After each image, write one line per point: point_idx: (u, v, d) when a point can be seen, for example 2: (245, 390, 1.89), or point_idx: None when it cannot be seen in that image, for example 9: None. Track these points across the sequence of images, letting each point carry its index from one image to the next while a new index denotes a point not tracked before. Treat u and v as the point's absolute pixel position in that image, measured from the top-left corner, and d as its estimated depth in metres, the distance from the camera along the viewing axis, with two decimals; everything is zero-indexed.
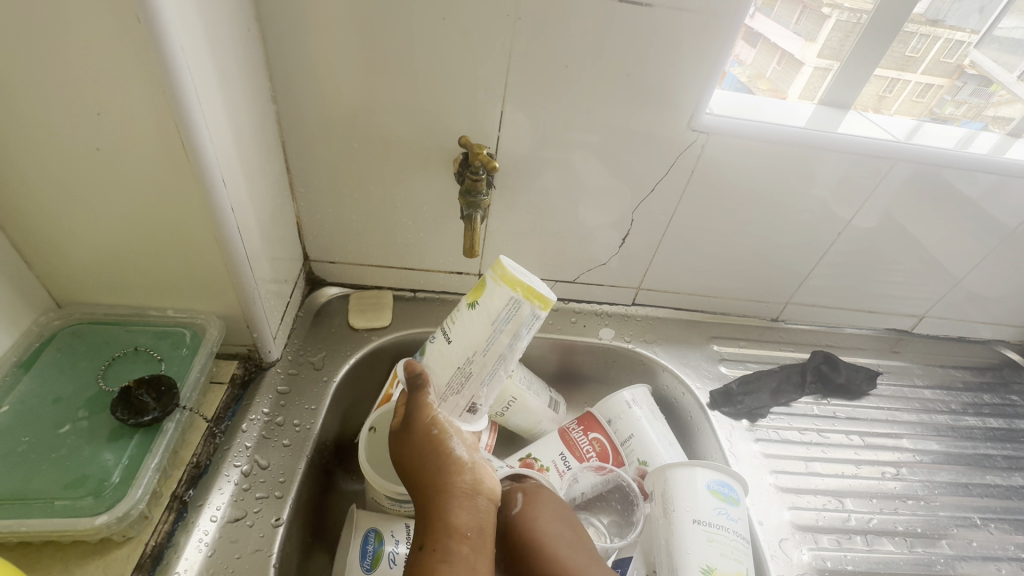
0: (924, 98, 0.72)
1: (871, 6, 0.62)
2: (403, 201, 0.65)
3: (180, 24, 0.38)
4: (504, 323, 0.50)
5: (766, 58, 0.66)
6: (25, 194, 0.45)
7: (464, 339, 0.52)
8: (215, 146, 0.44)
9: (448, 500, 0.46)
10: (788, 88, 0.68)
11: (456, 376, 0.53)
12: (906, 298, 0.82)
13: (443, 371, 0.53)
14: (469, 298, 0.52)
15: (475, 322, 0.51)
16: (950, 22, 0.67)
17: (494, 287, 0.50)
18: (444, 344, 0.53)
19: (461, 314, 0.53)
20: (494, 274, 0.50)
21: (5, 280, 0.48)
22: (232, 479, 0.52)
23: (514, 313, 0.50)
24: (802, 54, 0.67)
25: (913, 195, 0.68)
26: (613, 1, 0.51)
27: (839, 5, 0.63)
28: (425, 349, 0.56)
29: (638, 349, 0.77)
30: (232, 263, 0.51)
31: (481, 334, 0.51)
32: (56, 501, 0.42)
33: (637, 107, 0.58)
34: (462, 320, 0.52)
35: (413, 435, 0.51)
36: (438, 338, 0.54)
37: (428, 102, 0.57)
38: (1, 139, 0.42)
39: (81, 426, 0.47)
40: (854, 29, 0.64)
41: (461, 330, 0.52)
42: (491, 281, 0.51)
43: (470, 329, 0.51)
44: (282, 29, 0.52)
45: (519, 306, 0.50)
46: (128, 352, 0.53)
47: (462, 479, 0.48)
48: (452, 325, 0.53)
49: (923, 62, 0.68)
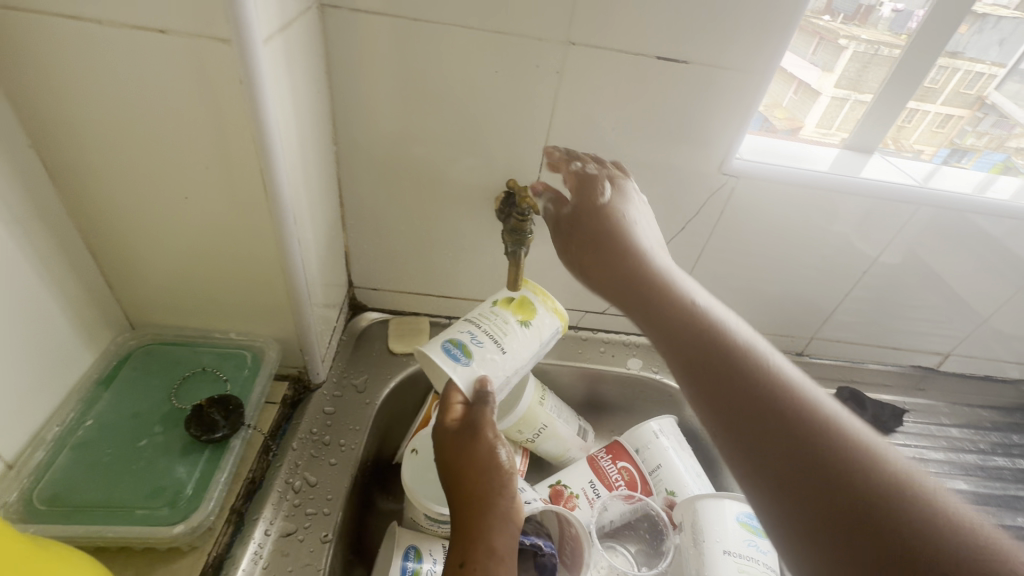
0: (944, 128, 0.73)
1: (887, 37, 0.64)
2: (446, 234, 0.69)
3: (273, 85, 0.43)
4: (546, 344, 0.60)
5: (783, 87, 0.68)
6: (119, 227, 0.50)
7: (521, 352, 0.57)
8: (290, 187, 0.49)
9: (497, 516, 0.45)
10: (804, 117, 0.71)
11: (505, 383, 0.56)
12: (931, 336, 0.83)
13: (499, 378, 0.55)
14: (522, 316, 0.58)
15: (528, 339, 0.58)
16: (970, 54, 0.67)
17: (547, 314, 0.60)
18: (503, 354, 0.55)
19: (513, 327, 0.57)
20: (545, 303, 0.60)
21: (92, 302, 0.53)
22: (284, 495, 0.55)
23: (553, 338, 0.61)
24: (819, 84, 0.68)
25: (938, 236, 0.70)
26: (651, 57, 0.55)
27: (856, 36, 0.65)
28: (467, 352, 0.54)
29: (665, 380, 0.79)
30: (294, 291, 0.55)
31: (531, 350, 0.58)
32: (136, 510, 0.46)
33: (670, 149, 0.62)
34: (517, 334, 0.57)
35: (472, 444, 0.49)
36: (494, 346, 0.55)
37: (476, 145, 0.61)
38: (107, 179, 0.47)
39: (157, 440, 0.51)
40: (872, 60, 0.65)
41: (518, 344, 0.57)
42: (543, 308, 0.60)
43: (523, 343, 0.57)
44: (347, 79, 0.57)
45: (556, 334, 0.61)
46: (196, 372, 0.57)
47: (508, 498, 0.47)
48: (506, 336, 0.56)
49: (942, 92, 0.69)
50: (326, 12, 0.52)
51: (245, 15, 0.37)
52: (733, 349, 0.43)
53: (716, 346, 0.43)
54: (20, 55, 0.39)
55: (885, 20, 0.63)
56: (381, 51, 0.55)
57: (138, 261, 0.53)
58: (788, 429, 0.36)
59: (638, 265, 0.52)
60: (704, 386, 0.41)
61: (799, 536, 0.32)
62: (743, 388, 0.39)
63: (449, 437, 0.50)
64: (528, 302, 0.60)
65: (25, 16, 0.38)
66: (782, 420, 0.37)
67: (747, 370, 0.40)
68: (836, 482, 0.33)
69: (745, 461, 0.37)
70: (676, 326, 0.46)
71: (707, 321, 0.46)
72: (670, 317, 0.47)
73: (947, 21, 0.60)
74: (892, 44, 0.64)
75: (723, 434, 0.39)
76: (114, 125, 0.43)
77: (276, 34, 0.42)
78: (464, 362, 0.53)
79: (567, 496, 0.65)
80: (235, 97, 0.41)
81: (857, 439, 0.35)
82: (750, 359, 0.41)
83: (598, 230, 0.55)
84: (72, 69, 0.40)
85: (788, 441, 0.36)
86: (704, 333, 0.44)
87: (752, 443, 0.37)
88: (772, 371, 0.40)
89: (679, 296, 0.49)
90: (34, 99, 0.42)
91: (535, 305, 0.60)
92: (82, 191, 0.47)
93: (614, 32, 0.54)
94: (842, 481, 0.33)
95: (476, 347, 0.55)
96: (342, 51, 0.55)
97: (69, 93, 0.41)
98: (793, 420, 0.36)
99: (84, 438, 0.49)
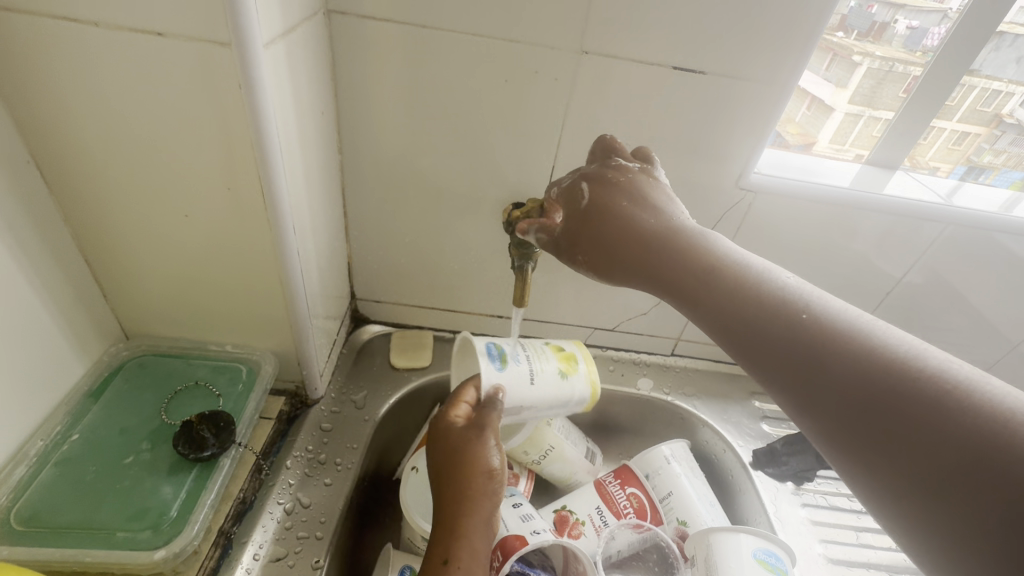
0: (960, 145, 0.69)
1: (902, 54, 0.61)
2: (451, 247, 0.67)
3: (274, 90, 0.41)
4: (567, 405, 0.59)
5: (796, 105, 0.64)
6: (113, 235, 0.49)
7: (546, 396, 0.57)
8: (290, 196, 0.47)
9: (478, 518, 0.46)
10: (818, 133, 0.68)
11: (514, 407, 0.56)
12: (958, 360, 0.79)
13: (516, 402, 0.55)
14: (563, 366, 0.59)
15: (556, 386, 0.58)
16: (986, 71, 0.62)
17: (583, 382, 0.60)
18: (528, 384, 0.56)
19: (550, 368, 0.58)
20: (589, 369, 0.61)
21: (85, 312, 0.51)
22: (275, 517, 0.53)
23: (574, 405, 0.60)
24: (833, 100, 0.65)
25: (966, 256, 0.67)
26: (667, 68, 0.53)
27: (871, 53, 0.62)
28: (502, 359, 0.56)
29: (677, 402, 0.76)
30: (292, 303, 0.53)
31: (553, 399, 0.58)
32: (117, 533, 0.44)
33: (685, 162, 0.60)
34: (550, 377, 0.58)
35: (474, 439, 0.50)
36: (526, 373, 0.56)
37: (483, 155, 0.60)
38: (101, 185, 0.45)
39: (143, 458, 0.49)
40: (886, 77, 0.63)
41: (547, 387, 0.57)
42: (583, 372, 0.61)
43: (551, 386, 0.58)
44: (353, 87, 0.56)
45: (578, 406, 0.61)
46: (189, 386, 0.56)
47: (492, 501, 0.48)
48: (540, 371, 0.58)
49: (958, 110, 0.65)
50: (332, 18, 0.51)
51: (245, 18, 0.36)
52: (807, 319, 0.36)
53: (775, 315, 0.37)
54: (13, 57, 0.38)
55: (899, 36, 0.61)
56: (388, 59, 0.53)
57: (132, 270, 0.51)
58: (890, 399, 0.31)
59: (668, 241, 0.43)
60: (785, 374, 0.36)
61: (921, 506, 0.29)
62: (800, 350, 0.35)
63: (450, 433, 0.51)
64: (576, 361, 0.61)
65: (20, 18, 0.36)
66: (861, 384, 0.32)
67: (827, 343, 0.34)
68: (946, 447, 0.28)
69: (831, 439, 0.33)
70: (727, 316, 0.39)
71: (769, 288, 0.38)
72: (728, 304, 0.39)
73: (967, 37, 0.57)
74: (907, 61, 0.61)
75: (807, 413, 0.35)
76: (109, 131, 0.42)
77: (278, 38, 0.41)
78: (495, 363, 0.56)
79: (573, 523, 0.61)
80: (234, 102, 0.40)
81: (976, 402, 0.29)
82: (831, 322, 0.35)
83: (609, 221, 0.45)
84: (64, 75, 0.39)
85: (838, 392, 0.33)
86: (767, 304, 0.38)
87: (850, 418, 0.32)
88: (854, 331, 0.34)
89: (725, 262, 0.41)
90: (28, 103, 0.41)
91: (579, 368, 0.61)
92: (76, 198, 0.46)
93: (629, 41, 0.52)
94: (962, 442, 0.28)
95: (512, 363, 0.56)
96: (348, 57, 0.54)
97: (64, 97, 0.40)
98: (890, 377, 0.31)
99: (68, 454, 0.48)
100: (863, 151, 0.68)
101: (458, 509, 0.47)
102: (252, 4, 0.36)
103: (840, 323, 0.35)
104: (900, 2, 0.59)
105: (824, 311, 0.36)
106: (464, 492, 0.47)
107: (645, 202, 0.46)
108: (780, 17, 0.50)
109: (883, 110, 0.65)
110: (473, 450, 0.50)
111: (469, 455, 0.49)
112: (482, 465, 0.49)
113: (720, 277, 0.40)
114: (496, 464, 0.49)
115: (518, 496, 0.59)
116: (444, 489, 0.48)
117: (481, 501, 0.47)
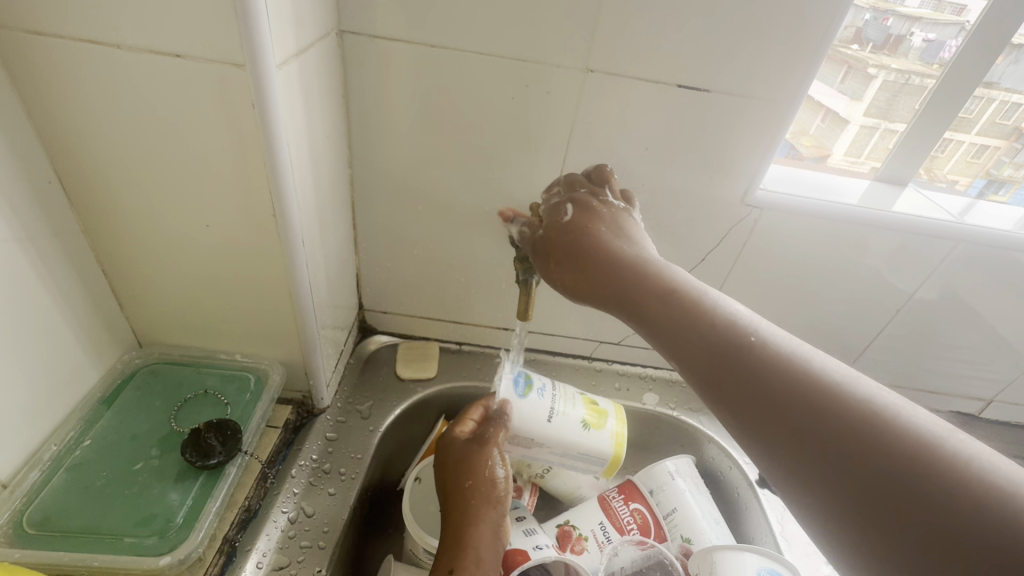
0: (979, 158, 0.68)
1: (917, 66, 0.61)
2: (458, 259, 0.68)
3: (286, 109, 0.43)
4: (584, 455, 0.59)
5: (810, 115, 0.65)
6: (130, 248, 0.50)
7: (562, 437, 0.58)
8: (300, 211, 0.48)
9: (483, 524, 0.50)
10: (833, 145, 0.67)
11: (525, 436, 0.58)
12: (973, 379, 0.78)
13: (527, 431, 0.58)
14: (589, 417, 0.60)
15: (577, 433, 0.59)
16: (1006, 84, 0.62)
17: (607, 440, 0.59)
18: (546, 420, 0.58)
19: (574, 415, 0.60)
20: (616, 428, 0.61)
21: (102, 321, 0.53)
22: (279, 526, 0.53)
23: (593, 459, 0.60)
24: (848, 113, 0.65)
25: (976, 274, 0.66)
26: (673, 86, 0.54)
27: (886, 65, 0.62)
28: (526, 390, 0.59)
29: (683, 417, 0.76)
30: (300, 315, 0.54)
31: (570, 444, 0.59)
32: (125, 538, 0.45)
33: (690, 177, 0.60)
34: (572, 421, 0.59)
35: (477, 451, 0.55)
36: (547, 408, 0.59)
37: (490, 170, 0.60)
38: (120, 199, 0.47)
39: (153, 464, 0.50)
40: (901, 89, 0.62)
41: (566, 428, 0.59)
42: (608, 429, 0.60)
43: (570, 431, 0.59)
44: (363, 104, 0.57)
45: (596, 462, 0.60)
46: (198, 395, 0.57)
47: (496, 509, 0.51)
48: (563, 413, 0.59)
49: (976, 122, 0.65)
50: (345, 37, 0.53)
51: (259, 40, 0.37)
52: (755, 343, 0.37)
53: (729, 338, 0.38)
54: (41, 78, 0.40)
55: (915, 50, 0.60)
56: (398, 77, 0.55)
57: (146, 281, 0.53)
58: (831, 423, 0.32)
59: (635, 264, 0.44)
60: (731, 395, 0.36)
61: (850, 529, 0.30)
62: (749, 372, 0.36)
63: (455, 446, 0.56)
64: (607, 418, 0.61)
65: (48, 40, 0.38)
66: (807, 408, 0.33)
67: (776, 367, 0.35)
68: (879, 467, 0.30)
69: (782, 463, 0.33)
70: (683, 335, 0.40)
71: (724, 312, 0.40)
72: (688, 325, 0.40)
73: (979, 55, 0.57)
74: (924, 73, 0.61)
75: (757, 437, 0.35)
76: (127, 148, 0.44)
77: (291, 58, 0.42)
78: (518, 390, 0.59)
79: (576, 538, 0.61)
80: (248, 120, 0.41)
81: (907, 427, 0.30)
82: (778, 348, 0.36)
83: (586, 241, 0.46)
84: (88, 95, 0.41)
85: (786, 415, 0.34)
86: (724, 327, 0.38)
87: (797, 441, 0.33)
88: (798, 356, 0.36)
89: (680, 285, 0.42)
90: (52, 121, 0.42)
91: (608, 427, 0.60)
92: (95, 210, 0.48)
93: (635, 59, 0.52)
94: (892, 461, 0.29)
95: (536, 395, 0.60)
96: (359, 75, 0.55)
97: (86, 116, 0.42)
98: (830, 403, 0.33)
99: (80, 459, 0.49)
100: (878, 163, 0.68)
101: (464, 515, 0.50)
102: (267, 28, 0.38)
103: (789, 351, 0.36)
104: (917, 14, 0.59)
105: (773, 339, 0.37)
106: (469, 501, 0.51)
107: (613, 227, 0.48)
108: (784, 37, 0.51)
109: (898, 122, 0.65)
110: (477, 462, 0.54)
111: (474, 466, 0.54)
112: (486, 476, 0.53)
113: (679, 298, 0.41)
114: (500, 475, 0.53)
115: (522, 509, 0.60)
116: (450, 500, 0.52)
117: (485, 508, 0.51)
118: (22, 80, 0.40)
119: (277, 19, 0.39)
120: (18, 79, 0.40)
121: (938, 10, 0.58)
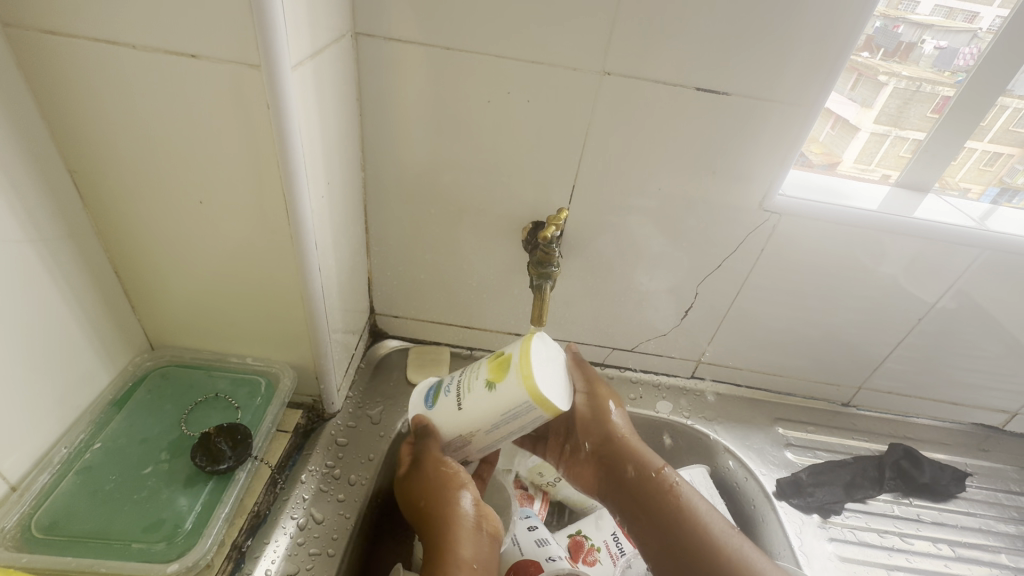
0: (992, 167, 0.66)
1: (928, 74, 0.59)
2: (470, 265, 0.67)
3: (302, 110, 0.42)
4: (511, 418, 0.49)
5: (821, 123, 0.62)
6: (143, 250, 0.50)
7: (478, 418, 0.50)
8: (313, 214, 0.48)
9: (461, 529, 0.49)
10: (843, 152, 0.65)
11: (456, 438, 0.52)
12: (995, 390, 0.76)
13: (452, 433, 0.51)
14: (491, 378, 0.49)
15: (486, 403, 0.49)
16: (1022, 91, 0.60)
17: (517, 382, 0.48)
18: (457, 411, 0.51)
19: (475, 384, 0.51)
20: (523, 366, 0.48)
21: (114, 324, 0.53)
22: (288, 532, 0.53)
23: (523, 413, 0.48)
24: (858, 120, 0.63)
25: (1000, 282, 0.64)
26: (690, 90, 0.53)
27: (897, 73, 0.60)
28: (435, 398, 0.53)
29: (696, 426, 0.75)
30: (312, 318, 0.54)
31: (489, 418, 0.49)
32: (133, 544, 0.44)
33: (705, 183, 0.59)
34: (479, 397, 0.50)
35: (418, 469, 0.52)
36: (454, 399, 0.51)
37: (503, 173, 0.60)
38: (134, 201, 0.47)
39: (162, 469, 0.50)
40: (913, 96, 0.61)
41: (477, 409, 0.50)
42: (512, 368, 0.48)
43: (480, 406, 0.49)
44: (376, 108, 0.57)
45: (531, 412, 0.48)
46: (209, 398, 0.56)
47: (467, 511, 0.50)
48: (466, 391, 0.51)
49: (990, 130, 0.63)
50: (359, 40, 0.53)
51: (274, 39, 0.37)
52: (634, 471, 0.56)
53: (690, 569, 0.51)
54: (57, 79, 0.40)
55: (927, 57, 0.59)
56: (412, 79, 0.54)
57: (159, 284, 0.53)
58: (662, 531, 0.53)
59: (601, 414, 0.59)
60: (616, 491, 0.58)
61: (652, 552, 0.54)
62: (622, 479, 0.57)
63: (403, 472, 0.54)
64: (510, 362, 0.49)
65: (68, 41, 0.38)
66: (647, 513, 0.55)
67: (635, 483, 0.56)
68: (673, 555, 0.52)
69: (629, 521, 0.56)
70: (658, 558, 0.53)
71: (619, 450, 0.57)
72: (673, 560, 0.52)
73: (1004, 56, 0.55)
74: (935, 81, 0.60)
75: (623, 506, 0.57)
76: (142, 150, 0.44)
77: (307, 60, 0.42)
78: (429, 402, 0.54)
79: (589, 549, 0.59)
80: (264, 122, 0.41)
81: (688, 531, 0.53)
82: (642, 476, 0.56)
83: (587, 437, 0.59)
84: (105, 96, 0.41)
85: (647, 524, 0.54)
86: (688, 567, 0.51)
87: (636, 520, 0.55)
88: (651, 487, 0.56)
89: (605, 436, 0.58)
90: (70, 124, 0.42)
91: (511, 371, 0.49)
92: (108, 211, 0.48)
93: (651, 61, 0.52)
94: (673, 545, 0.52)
95: (443, 394, 0.53)
96: (373, 78, 0.55)
97: (103, 116, 0.42)
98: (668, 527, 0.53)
99: (90, 462, 0.49)
100: (890, 171, 0.66)
101: (438, 527, 0.49)
102: (284, 29, 0.38)
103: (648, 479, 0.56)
104: (927, 22, 0.57)
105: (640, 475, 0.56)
106: (434, 515, 0.50)
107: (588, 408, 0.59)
108: (802, 39, 0.50)
109: (910, 129, 0.63)
110: (427, 479, 0.52)
111: (431, 476, 0.51)
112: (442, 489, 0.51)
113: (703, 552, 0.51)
114: (460, 484, 0.51)
115: (534, 518, 0.58)
116: (423, 519, 0.51)
117: (457, 511, 0.49)
118: (38, 81, 0.40)
119: (294, 20, 0.39)
120: (36, 80, 0.40)
121: (949, 18, 0.57)
